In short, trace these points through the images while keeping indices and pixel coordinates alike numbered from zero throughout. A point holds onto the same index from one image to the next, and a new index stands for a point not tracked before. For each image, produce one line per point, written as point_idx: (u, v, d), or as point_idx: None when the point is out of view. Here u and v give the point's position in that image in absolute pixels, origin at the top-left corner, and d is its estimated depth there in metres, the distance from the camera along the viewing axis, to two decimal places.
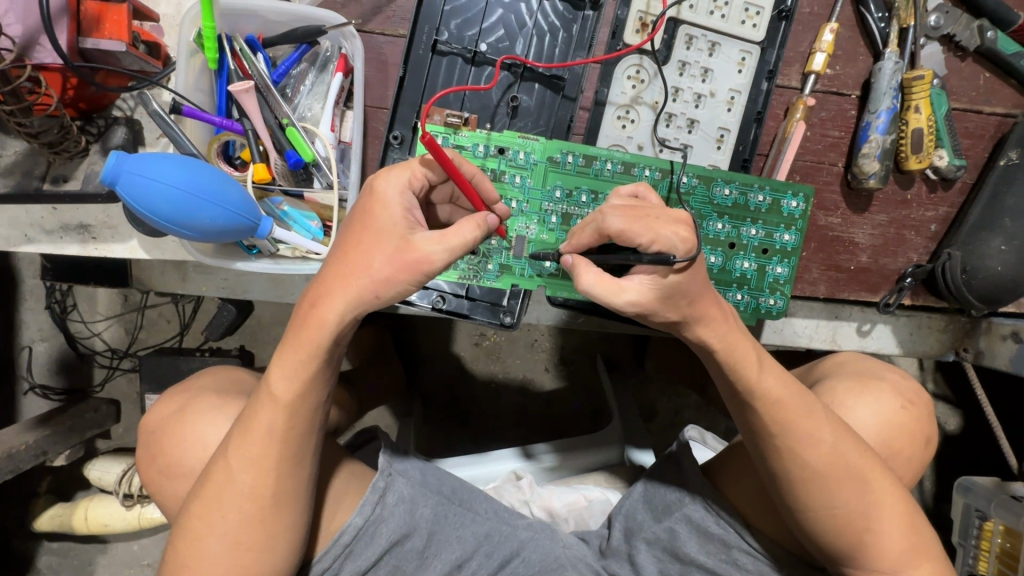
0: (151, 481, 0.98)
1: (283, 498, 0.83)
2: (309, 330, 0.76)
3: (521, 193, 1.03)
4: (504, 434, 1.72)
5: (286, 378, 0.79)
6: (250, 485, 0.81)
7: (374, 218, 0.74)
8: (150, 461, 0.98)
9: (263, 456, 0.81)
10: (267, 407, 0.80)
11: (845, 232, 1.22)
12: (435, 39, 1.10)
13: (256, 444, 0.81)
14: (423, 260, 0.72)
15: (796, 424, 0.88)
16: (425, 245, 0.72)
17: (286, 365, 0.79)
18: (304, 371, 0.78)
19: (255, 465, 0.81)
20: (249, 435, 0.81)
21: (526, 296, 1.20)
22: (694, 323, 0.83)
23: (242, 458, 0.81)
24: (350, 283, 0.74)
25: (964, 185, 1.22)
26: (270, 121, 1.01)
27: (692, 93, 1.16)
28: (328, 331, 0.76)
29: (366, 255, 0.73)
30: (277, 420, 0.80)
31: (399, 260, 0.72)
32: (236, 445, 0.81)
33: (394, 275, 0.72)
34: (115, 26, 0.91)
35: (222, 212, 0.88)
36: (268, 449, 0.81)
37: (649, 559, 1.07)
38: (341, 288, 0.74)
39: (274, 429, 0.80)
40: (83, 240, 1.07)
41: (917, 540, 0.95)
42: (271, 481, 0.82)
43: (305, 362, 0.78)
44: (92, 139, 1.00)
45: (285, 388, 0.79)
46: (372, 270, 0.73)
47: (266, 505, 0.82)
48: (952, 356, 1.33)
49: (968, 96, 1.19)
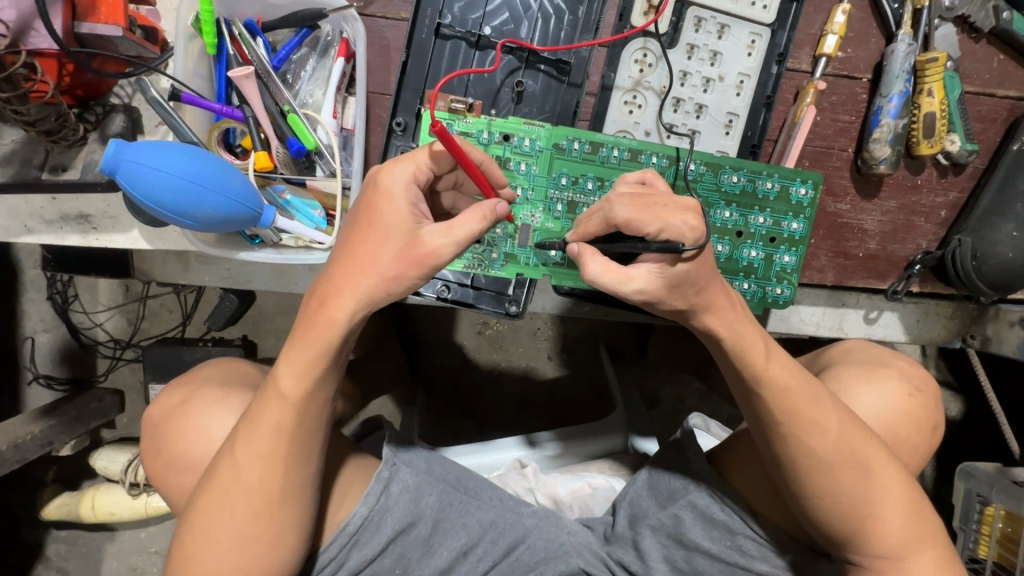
0: (158, 477, 0.98)
1: (290, 492, 0.82)
2: (318, 329, 0.75)
3: (527, 181, 1.02)
4: (507, 421, 1.72)
5: (295, 374, 0.78)
6: (258, 481, 0.81)
7: (380, 215, 0.73)
8: (155, 457, 0.98)
9: (272, 451, 0.80)
10: (276, 404, 0.79)
11: (854, 219, 1.20)
12: (438, 22, 1.07)
13: (263, 441, 0.80)
14: (432, 255, 0.71)
15: (801, 410, 0.89)
16: (434, 240, 0.71)
17: (294, 362, 0.78)
18: (313, 368, 0.78)
19: (263, 461, 0.81)
20: (258, 430, 0.80)
21: (531, 285, 1.19)
22: (702, 311, 0.84)
23: (251, 452, 0.81)
24: (359, 280, 0.73)
25: (975, 170, 1.20)
26: (270, 106, 0.97)
27: (700, 78, 1.14)
28: (339, 329, 0.75)
29: (374, 254, 0.72)
30: (284, 417, 0.80)
31: (408, 256, 0.71)
32: (244, 441, 0.81)
33: (404, 272, 0.72)
34: (110, 10, 0.88)
35: (224, 202, 0.86)
36: (276, 445, 0.80)
37: (654, 545, 1.08)
38: (350, 285, 0.73)
39: (283, 425, 0.80)
40: (83, 231, 1.02)
41: (921, 528, 0.95)
42: (278, 477, 0.81)
43: (315, 360, 0.77)
44: (89, 127, 0.96)
45: (293, 384, 0.78)
46: (381, 265, 0.72)
47: (273, 500, 0.81)
48: (959, 343, 1.32)
49: (982, 79, 1.17)
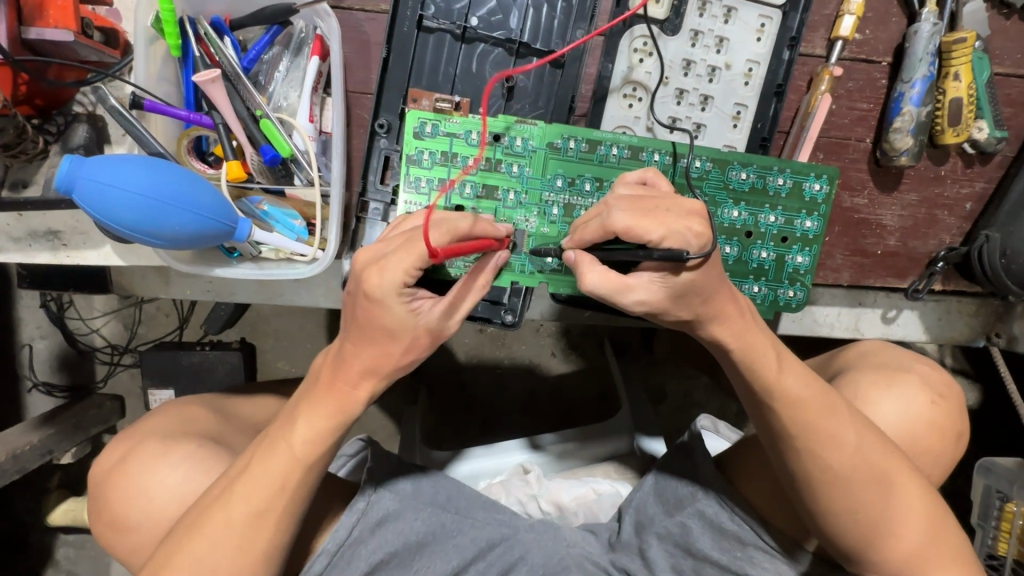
0: (103, 536, 0.96)
1: (275, 552, 0.81)
2: (337, 398, 0.78)
3: (520, 183, 0.95)
4: (512, 421, 1.68)
5: (312, 438, 0.78)
6: (237, 545, 0.78)
7: (379, 314, 0.70)
8: (98, 515, 0.96)
9: (268, 508, 0.79)
10: (285, 463, 0.79)
11: (872, 214, 1.13)
12: (421, 14, 0.99)
13: (263, 497, 0.78)
14: (436, 335, 0.74)
15: (817, 422, 0.83)
16: (438, 323, 0.73)
17: (311, 426, 0.78)
18: (327, 435, 0.79)
19: (250, 518, 0.78)
20: (258, 484, 0.79)
21: (527, 293, 1.12)
22: (709, 322, 0.78)
23: (245, 506, 0.78)
24: (370, 359, 0.74)
25: (1004, 158, 1.11)
26: (241, 111, 0.91)
27: (705, 66, 1.06)
28: (360, 403, 0.78)
29: (381, 343, 0.73)
30: (290, 476, 0.79)
31: (416, 341, 0.73)
32: (240, 495, 0.79)
33: (413, 352, 0.74)
34: (60, 13, 0.82)
35: (192, 218, 0.81)
36: (275, 502, 0.79)
37: (661, 554, 1.02)
38: (363, 363, 0.75)
39: (288, 484, 0.79)
40: (53, 248, 0.97)
41: (946, 546, 0.90)
42: (265, 536, 0.79)
43: (331, 430, 0.79)
44: (51, 139, 0.90)
45: (307, 446, 0.79)
46: (393, 350, 0.73)
47: (261, 557, 0.80)
48: (983, 342, 1.25)
49: (1013, 59, 1.08)
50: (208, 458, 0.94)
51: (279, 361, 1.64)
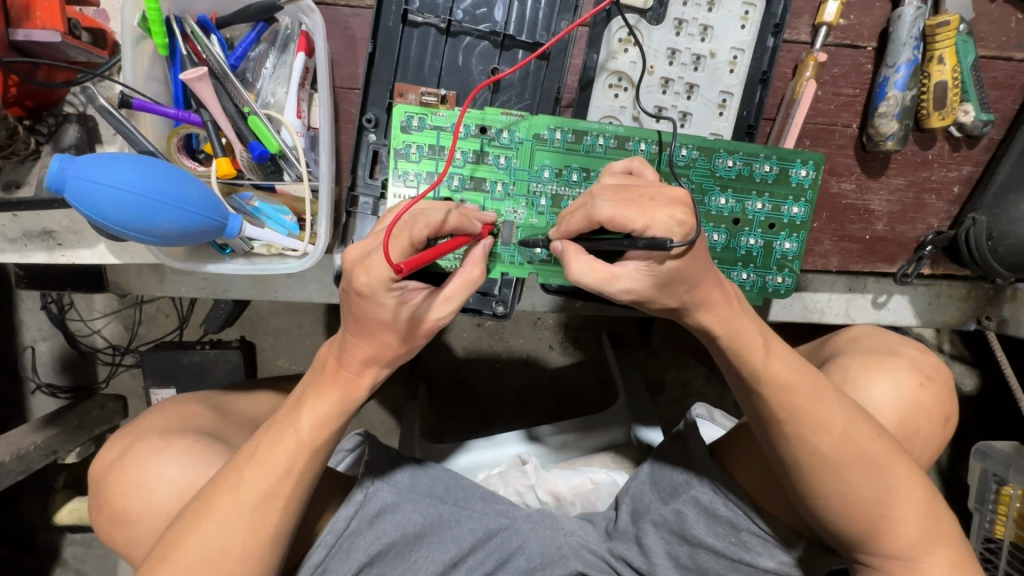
0: (104, 530, 0.97)
1: (281, 535, 0.82)
2: (341, 385, 0.79)
3: (507, 175, 0.95)
4: (510, 414, 1.69)
5: (319, 422, 0.80)
6: (248, 527, 0.80)
7: (369, 308, 0.70)
8: (98, 509, 0.97)
9: (275, 490, 0.81)
10: (291, 446, 0.81)
11: (860, 200, 1.13)
12: (406, 9, 0.99)
13: (269, 480, 0.80)
14: (433, 327, 0.73)
15: (804, 407, 0.84)
16: (433, 314, 0.72)
17: (317, 411, 0.80)
18: (333, 419, 0.81)
19: (255, 502, 0.80)
20: (265, 467, 0.80)
21: (518, 284, 1.13)
22: (694, 308, 0.78)
23: (253, 488, 0.80)
24: (369, 347, 0.75)
25: (990, 141, 1.12)
26: (228, 108, 0.92)
27: (690, 55, 1.06)
28: (364, 390, 0.80)
29: (377, 331, 0.73)
30: (297, 459, 0.81)
31: (412, 331, 0.73)
32: (247, 479, 0.80)
33: (412, 341, 0.75)
34: (46, 13, 0.83)
35: (182, 215, 0.82)
36: (281, 484, 0.81)
37: (657, 541, 1.04)
38: (362, 350, 0.76)
39: (294, 466, 0.81)
40: (48, 248, 0.98)
41: (937, 527, 0.91)
42: (274, 517, 0.81)
43: (335, 416, 0.81)
44: (42, 140, 0.92)
45: (315, 430, 0.81)
46: (389, 338, 0.74)
47: (267, 540, 0.81)
48: (973, 325, 1.26)
49: (998, 41, 1.08)
50: (207, 453, 0.95)
51: (279, 358, 1.65)
